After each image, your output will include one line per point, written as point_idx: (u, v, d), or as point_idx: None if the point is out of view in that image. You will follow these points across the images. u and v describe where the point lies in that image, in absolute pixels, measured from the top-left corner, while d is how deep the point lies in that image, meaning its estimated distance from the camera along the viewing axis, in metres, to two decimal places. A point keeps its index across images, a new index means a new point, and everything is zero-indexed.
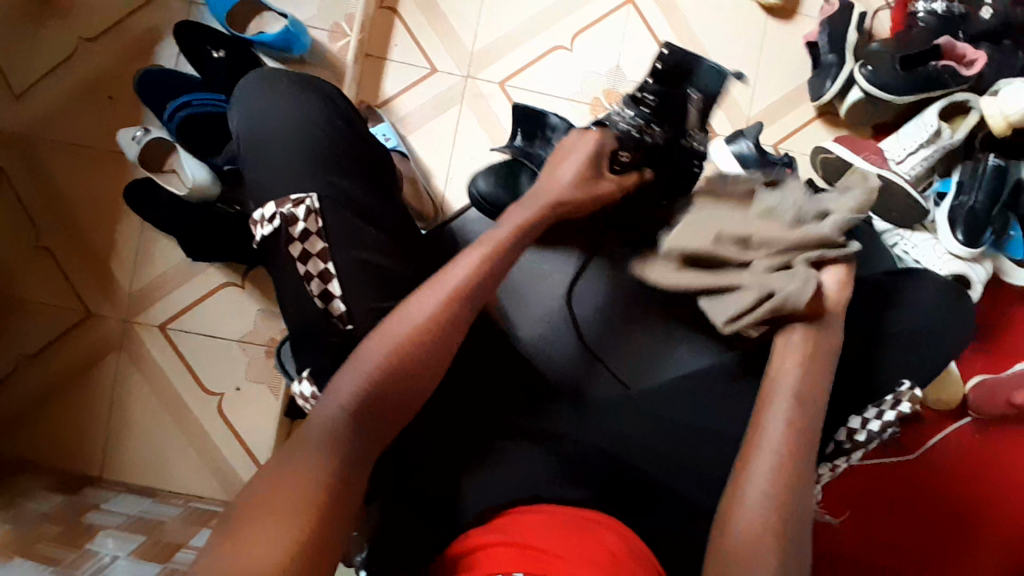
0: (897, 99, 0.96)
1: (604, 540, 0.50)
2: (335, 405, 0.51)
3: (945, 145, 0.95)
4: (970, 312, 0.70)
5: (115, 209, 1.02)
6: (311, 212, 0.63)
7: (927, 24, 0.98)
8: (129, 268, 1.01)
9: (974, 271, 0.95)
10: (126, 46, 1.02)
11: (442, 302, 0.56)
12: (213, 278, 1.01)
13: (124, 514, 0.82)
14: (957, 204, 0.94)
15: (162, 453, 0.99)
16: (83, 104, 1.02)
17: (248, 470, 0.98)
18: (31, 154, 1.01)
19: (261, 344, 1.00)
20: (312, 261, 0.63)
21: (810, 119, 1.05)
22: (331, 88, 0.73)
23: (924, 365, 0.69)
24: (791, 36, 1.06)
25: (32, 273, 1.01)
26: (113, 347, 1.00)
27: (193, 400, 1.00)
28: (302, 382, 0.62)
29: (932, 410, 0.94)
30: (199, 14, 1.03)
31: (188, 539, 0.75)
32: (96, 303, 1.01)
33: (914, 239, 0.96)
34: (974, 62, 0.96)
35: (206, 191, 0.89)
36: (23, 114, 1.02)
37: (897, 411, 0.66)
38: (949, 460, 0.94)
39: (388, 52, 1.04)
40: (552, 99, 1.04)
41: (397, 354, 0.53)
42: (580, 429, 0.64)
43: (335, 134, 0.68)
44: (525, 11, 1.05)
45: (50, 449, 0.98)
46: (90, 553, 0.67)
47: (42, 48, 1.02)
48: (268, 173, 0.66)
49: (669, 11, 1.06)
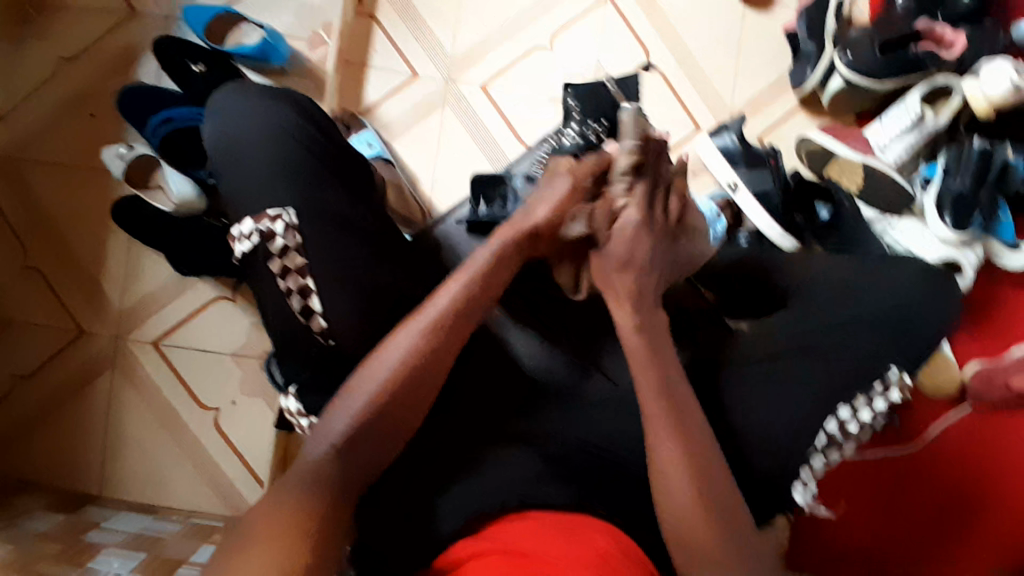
0: (879, 84, 0.96)
1: (596, 541, 0.50)
2: (327, 446, 0.53)
3: (928, 130, 0.96)
4: (953, 293, 0.71)
5: (103, 226, 1.02)
6: (289, 228, 0.63)
7: (907, 7, 0.99)
8: (119, 284, 1.01)
9: (965, 255, 0.94)
10: (105, 63, 1.02)
11: (424, 334, 0.57)
12: (204, 292, 1.01)
13: (124, 531, 0.82)
14: (944, 188, 0.93)
15: (159, 468, 0.99)
16: (66, 122, 1.02)
17: (248, 484, 0.98)
18: (17, 175, 1.01)
19: (254, 356, 1.00)
20: (293, 276, 0.63)
21: (795, 108, 1.05)
22: (305, 100, 0.72)
23: (913, 350, 0.69)
24: (770, 25, 1.06)
25: (21, 294, 1.01)
26: (105, 364, 1.00)
27: (189, 415, 0.99)
28: (289, 397, 0.66)
29: (927, 397, 0.94)
30: (177, 28, 1.03)
31: (189, 555, 0.75)
32: (87, 321, 1.01)
33: (902, 226, 0.96)
34: (953, 44, 0.96)
35: (193, 206, 0.92)
36: (6, 135, 1.02)
37: (887, 399, 0.68)
38: (950, 449, 0.94)
39: (368, 59, 1.04)
40: (535, 99, 1.04)
41: (384, 393, 0.55)
42: (572, 429, 0.64)
43: (313, 145, 0.68)
44: (504, 12, 1.05)
45: (48, 468, 0.98)
46: (93, 571, 0.67)
47: (22, 70, 1.02)
48: (245, 186, 0.65)
49: (648, 6, 1.06)
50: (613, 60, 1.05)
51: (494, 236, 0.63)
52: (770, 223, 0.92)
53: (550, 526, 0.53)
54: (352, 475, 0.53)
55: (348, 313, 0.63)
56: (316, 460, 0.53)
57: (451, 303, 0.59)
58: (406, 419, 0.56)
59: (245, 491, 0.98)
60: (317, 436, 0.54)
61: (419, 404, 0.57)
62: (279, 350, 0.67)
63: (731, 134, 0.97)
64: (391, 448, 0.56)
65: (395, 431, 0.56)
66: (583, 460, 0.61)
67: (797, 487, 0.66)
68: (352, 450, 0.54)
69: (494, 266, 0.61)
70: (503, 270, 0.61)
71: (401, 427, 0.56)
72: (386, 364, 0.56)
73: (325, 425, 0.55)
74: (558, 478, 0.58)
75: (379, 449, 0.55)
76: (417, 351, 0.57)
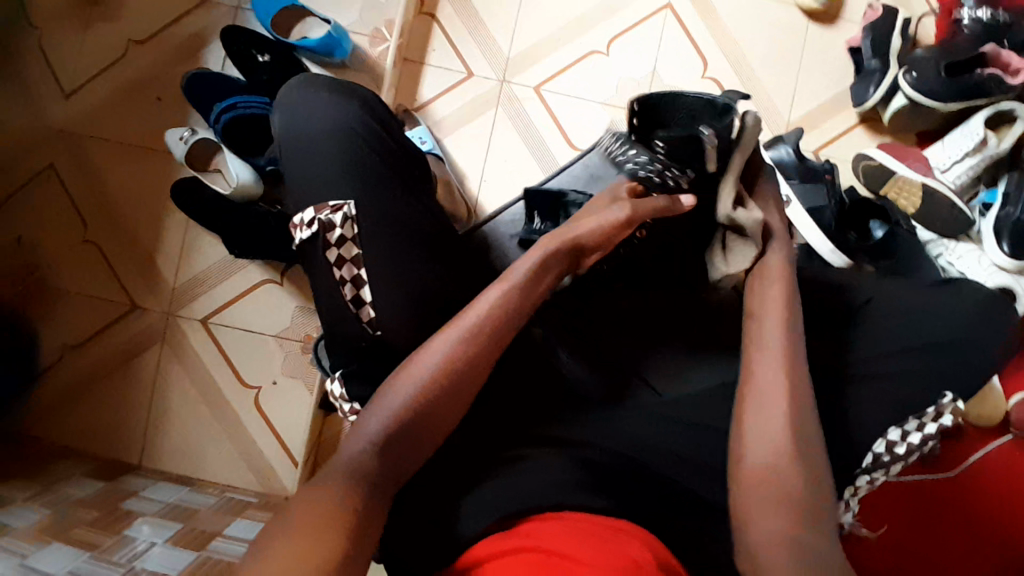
0: (941, 105, 0.94)
1: (630, 549, 0.49)
2: (365, 442, 0.54)
3: (990, 155, 0.93)
4: (1001, 322, 0.71)
5: (161, 206, 1.05)
6: (347, 219, 0.65)
7: (972, 32, 0.96)
8: (172, 263, 1.05)
9: (1020, 283, 0.92)
10: (174, 49, 1.06)
11: (460, 339, 0.58)
12: (251, 276, 1.03)
13: (161, 502, 0.85)
14: (1003, 215, 0.91)
15: (198, 444, 1.02)
16: (132, 104, 1.06)
17: (281, 465, 1.01)
18: (84, 152, 1.06)
19: (297, 340, 1.03)
20: (347, 266, 0.65)
21: (852, 126, 1.04)
22: (367, 93, 0.74)
23: (959, 377, 0.69)
24: (831, 41, 1.05)
25: (79, 266, 1.05)
26: (153, 339, 1.04)
27: (231, 393, 1.02)
28: (334, 382, 0.65)
29: (973, 426, 0.94)
30: (245, 19, 1.06)
31: (223, 529, 0.77)
32: (139, 296, 1.04)
33: (959, 249, 0.94)
34: (1020, 71, 0.92)
35: (249, 191, 0.94)
36: (77, 112, 1.06)
37: (938, 424, 0.66)
38: (991, 479, 0.91)
39: (426, 57, 1.06)
40: (587, 104, 1.05)
41: (422, 392, 0.56)
42: (610, 436, 0.64)
43: (374, 139, 0.70)
44: (562, 16, 1.06)
45: (93, 435, 1.02)
46: (128, 539, 0.69)
47: (96, 51, 1.07)
48: (309, 177, 0.68)
49: (707, 16, 1.05)
50: (668, 69, 1.05)
51: (537, 247, 0.65)
52: (823, 240, 0.91)
53: (583, 527, 0.53)
54: (394, 463, 0.55)
55: (398, 304, 0.65)
56: (354, 454, 0.54)
57: (490, 309, 0.60)
58: (443, 419, 0.58)
59: (279, 472, 1.01)
60: (354, 435, 0.55)
61: (455, 405, 0.58)
62: (329, 335, 0.68)
63: (788, 147, 0.97)
64: (429, 443, 0.57)
65: (433, 428, 0.57)
66: (619, 465, 0.61)
67: (839, 508, 0.67)
68: (390, 446, 0.55)
69: (534, 276, 0.63)
70: (544, 281, 0.63)
71: (438, 424, 0.57)
72: (426, 366, 0.57)
73: (363, 423, 0.56)
74: (593, 484, 0.58)
75: (415, 445, 0.56)
76: (452, 354, 0.58)
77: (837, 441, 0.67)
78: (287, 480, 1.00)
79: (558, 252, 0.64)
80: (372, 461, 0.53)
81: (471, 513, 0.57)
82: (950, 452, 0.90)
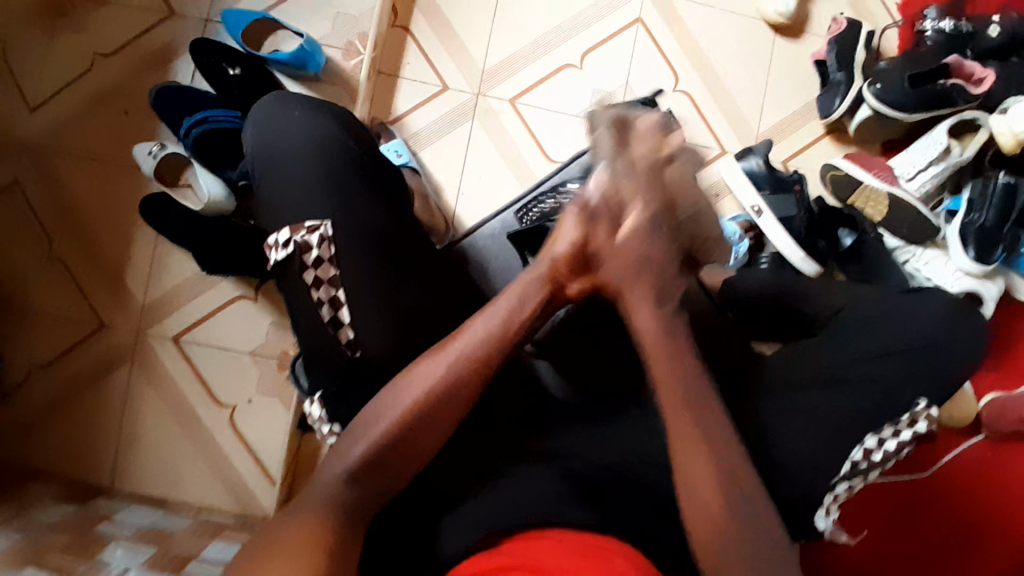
0: (907, 116, 0.96)
1: (613, 563, 0.49)
2: (342, 469, 0.54)
3: (954, 162, 0.96)
4: (980, 328, 0.73)
5: (131, 222, 1.03)
6: (324, 239, 0.64)
7: (935, 42, 0.99)
8: (143, 280, 1.02)
9: (986, 288, 0.94)
10: (142, 62, 1.04)
11: (442, 370, 0.56)
12: (226, 291, 1.01)
13: (135, 524, 0.82)
14: (968, 221, 0.93)
15: (172, 465, 0.99)
16: (99, 119, 1.03)
17: (260, 485, 0.98)
18: (48, 167, 1.03)
19: (273, 356, 1.01)
20: (325, 287, 0.64)
21: (820, 136, 1.06)
22: (342, 110, 0.74)
23: (933, 379, 0.71)
24: (799, 54, 1.07)
25: (45, 283, 1.02)
26: (124, 358, 1.01)
27: (205, 412, 1.00)
28: (313, 404, 0.66)
29: (946, 428, 0.93)
30: (215, 31, 1.04)
31: (199, 551, 0.74)
32: (109, 314, 1.02)
33: (925, 256, 0.96)
34: (983, 80, 0.95)
35: (220, 206, 0.94)
36: (41, 127, 1.03)
37: (913, 429, 0.68)
38: (962, 478, 0.93)
39: (400, 70, 1.06)
40: (563, 116, 1.05)
41: (400, 422, 0.55)
42: (591, 451, 0.64)
43: (349, 155, 0.69)
44: (535, 29, 1.07)
45: (63, 460, 0.99)
46: (102, 563, 0.67)
47: (59, 64, 1.04)
48: (282, 194, 0.67)
49: (677, 29, 1.07)
50: (641, 82, 1.06)
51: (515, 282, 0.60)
52: (792, 246, 0.92)
53: (570, 541, 0.52)
54: (369, 488, 0.54)
55: (373, 323, 0.64)
56: (332, 483, 0.53)
57: (468, 342, 0.57)
58: (428, 447, 0.56)
59: (257, 492, 0.98)
60: (335, 459, 0.55)
61: (441, 432, 0.56)
62: (305, 353, 0.67)
63: (757, 158, 0.97)
64: (412, 470, 0.56)
65: (415, 459, 0.56)
66: (604, 478, 0.61)
67: (819, 514, 0.67)
68: (371, 473, 0.54)
69: (516, 303, 0.58)
70: (527, 303, 0.58)
71: (421, 455, 0.56)
72: (404, 394, 0.56)
73: (344, 448, 0.55)
74: (577, 498, 0.57)
75: (392, 475, 0.55)
76: (432, 386, 0.56)
77: (813, 449, 0.68)
78: (266, 499, 0.98)
79: (538, 283, 0.59)
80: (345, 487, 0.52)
81: (451, 534, 0.56)
82: (920, 454, 0.94)
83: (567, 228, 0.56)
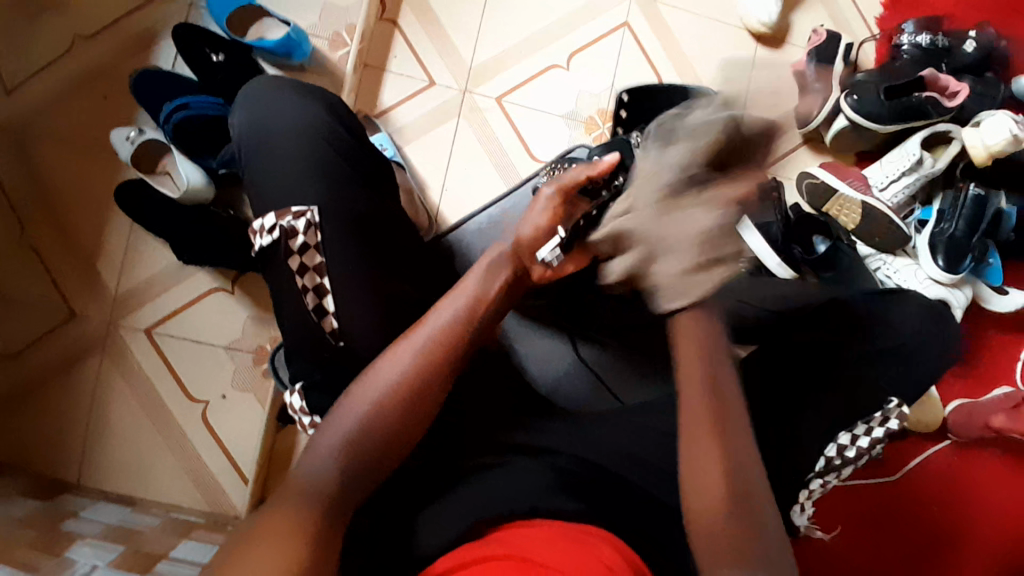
0: (881, 128, 0.99)
1: (598, 554, 0.48)
2: (317, 464, 0.52)
3: (926, 172, 0.98)
4: (948, 330, 0.75)
5: (106, 210, 1.00)
6: (311, 225, 0.63)
7: (912, 56, 1.03)
8: (117, 270, 0.99)
9: (955, 296, 0.97)
10: (122, 45, 1.01)
11: (419, 357, 0.56)
12: (203, 283, 0.99)
13: (101, 522, 0.79)
14: (938, 231, 0.96)
15: (144, 461, 0.96)
16: (75, 103, 1.00)
17: (234, 482, 0.96)
18: (18, 148, 1.00)
19: (250, 350, 0.98)
20: (310, 275, 0.63)
21: (797, 145, 1.08)
22: (331, 100, 0.73)
23: (908, 379, 0.73)
24: (780, 63, 1.09)
25: (14, 272, 0.98)
26: (94, 350, 0.98)
27: (179, 406, 0.97)
28: (295, 394, 0.64)
29: (914, 432, 0.96)
30: (198, 17, 1.02)
31: (169, 551, 0.72)
32: (80, 304, 0.98)
33: (896, 264, 1.00)
34: (957, 94, 0.97)
35: (199, 194, 0.93)
36: (15, 108, 1.00)
37: (885, 428, 0.70)
38: (930, 480, 0.96)
39: (388, 63, 1.05)
40: (550, 116, 1.06)
41: (376, 412, 0.54)
42: (575, 446, 0.64)
43: (338, 146, 0.68)
44: (522, 29, 1.07)
45: (28, 450, 0.95)
46: (67, 562, 0.64)
47: (34, 44, 1.01)
48: (267, 183, 0.66)
49: (663, 35, 1.08)
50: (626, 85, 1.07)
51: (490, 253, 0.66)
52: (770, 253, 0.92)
53: (555, 533, 0.51)
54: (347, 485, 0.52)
55: (359, 315, 0.63)
56: (312, 478, 0.51)
57: (444, 326, 0.58)
58: (400, 437, 0.55)
59: (230, 490, 0.96)
60: (310, 454, 0.53)
61: (417, 419, 0.56)
62: (287, 344, 0.66)
63: None
64: (388, 466, 0.54)
65: (389, 448, 0.54)
66: (586, 472, 0.61)
67: (795, 509, 0.70)
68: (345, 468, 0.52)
69: (482, 281, 0.62)
70: (493, 283, 0.62)
71: (393, 444, 0.55)
72: (381, 384, 0.55)
73: (316, 444, 0.53)
74: (564, 490, 0.57)
75: (374, 470, 0.53)
76: (409, 375, 0.56)
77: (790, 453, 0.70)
78: (236, 499, 0.96)
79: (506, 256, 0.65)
80: (323, 483, 0.51)
81: (428, 528, 0.55)
82: (890, 456, 0.96)
83: (537, 210, 0.68)
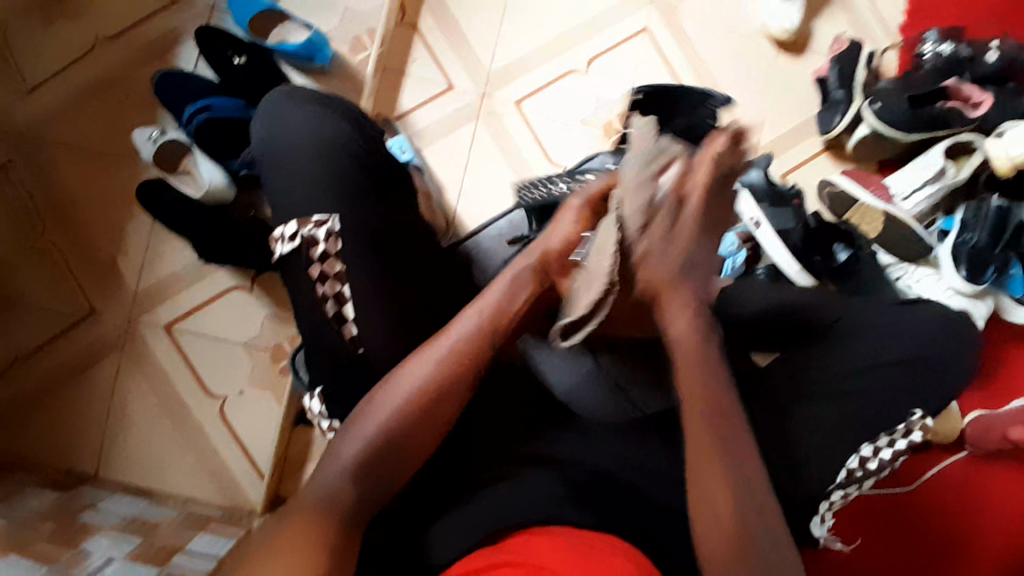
0: (903, 135, 0.98)
1: (613, 560, 0.48)
2: (336, 469, 0.52)
3: (949, 183, 0.97)
4: (970, 341, 0.75)
5: (128, 209, 1.01)
6: (331, 234, 0.64)
7: (934, 65, 1.01)
8: (137, 267, 1.01)
9: (977, 308, 0.96)
10: (146, 46, 1.03)
11: (437, 366, 0.56)
12: (222, 282, 1.00)
13: (118, 515, 0.80)
14: (960, 242, 0.95)
15: (160, 457, 0.97)
16: (101, 103, 1.02)
17: (249, 479, 0.97)
18: (44, 147, 1.01)
19: (267, 349, 0.99)
20: (330, 282, 0.64)
21: (818, 152, 1.07)
22: (351, 104, 0.74)
23: (926, 391, 0.72)
24: (800, 70, 1.09)
25: (38, 267, 1.00)
26: (114, 346, 0.99)
27: (196, 403, 0.98)
28: (312, 399, 0.67)
29: (934, 444, 0.94)
30: (221, 20, 1.04)
31: (185, 545, 0.73)
32: (101, 301, 1.00)
33: (917, 274, 0.99)
34: (980, 103, 0.97)
35: (222, 194, 0.94)
36: (43, 107, 1.02)
37: (909, 440, 0.71)
38: (947, 492, 0.95)
39: (407, 67, 1.06)
40: (568, 121, 1.06)
41: (395, 421, 0.54)
42: (588, 453, 0.64)
43: (358, 151, 0.69)
44: (541, 35, 1.07)
45: (48, 444, 0.97)
46: (85, 554, 0.65)
47: (62, 45, 1.03)
48: (288, 186, 0.67)
49: (683, 41, 1.08)
50: None
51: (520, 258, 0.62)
52: (790, 260, 0.93)
53: (567, 539, 0.50)
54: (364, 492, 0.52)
55: (377, 319, 0.63)
56: (331, 484, 0.51)
57: (464, 337, 0.58)
58: (417, 444, 0.55)
59: (245, 487, 0.96)
60: (328, 460, 0.54)
61: (433, 427, 0.56)
62: (305, 345, 0.66)
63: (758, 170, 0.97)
64: (404, 471, 0.55)
65: (407, 454, 0.55)
66: (600, 480, 0.61)
67: (816, 522, 0.70)
68: (363, 474, 0.52)
69: (506, 294, 0.60)
70: (518, 295, 0.60)
71: (409, 450, 0.55)
72: (399, 394, 0.55)
73: (336, 451, 0.54)
74: (578, 497, 0.57)
75: (390, 474, 0.54)
76: (428, 384, 0.56)
77: (805, 463, 0.69)
78: (250, 496, 0.96)
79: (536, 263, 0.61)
80: (341, 489, 0.51)
81: (444, 534, 0.55)
82: (907, 467, 0.95)
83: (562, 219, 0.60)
